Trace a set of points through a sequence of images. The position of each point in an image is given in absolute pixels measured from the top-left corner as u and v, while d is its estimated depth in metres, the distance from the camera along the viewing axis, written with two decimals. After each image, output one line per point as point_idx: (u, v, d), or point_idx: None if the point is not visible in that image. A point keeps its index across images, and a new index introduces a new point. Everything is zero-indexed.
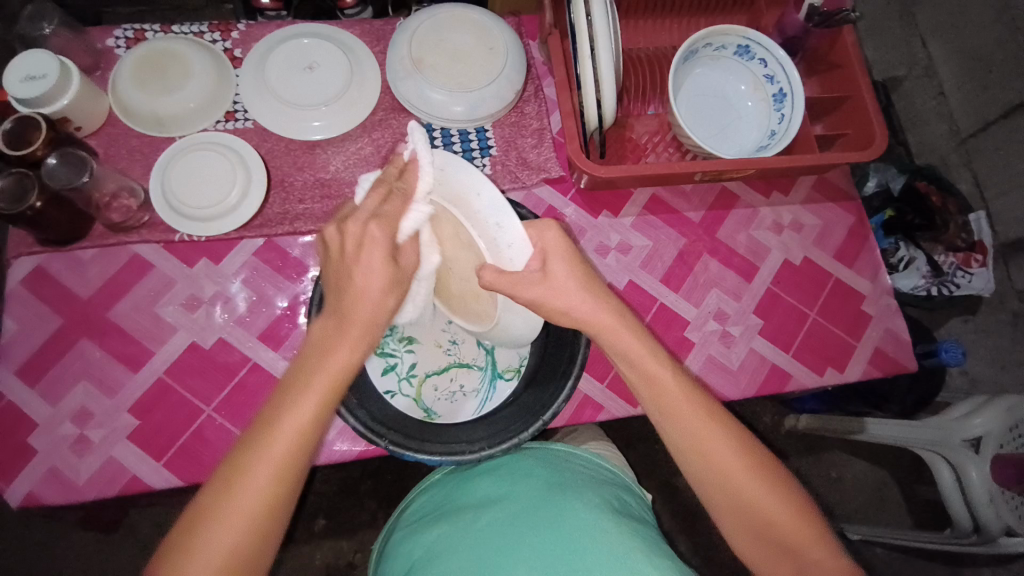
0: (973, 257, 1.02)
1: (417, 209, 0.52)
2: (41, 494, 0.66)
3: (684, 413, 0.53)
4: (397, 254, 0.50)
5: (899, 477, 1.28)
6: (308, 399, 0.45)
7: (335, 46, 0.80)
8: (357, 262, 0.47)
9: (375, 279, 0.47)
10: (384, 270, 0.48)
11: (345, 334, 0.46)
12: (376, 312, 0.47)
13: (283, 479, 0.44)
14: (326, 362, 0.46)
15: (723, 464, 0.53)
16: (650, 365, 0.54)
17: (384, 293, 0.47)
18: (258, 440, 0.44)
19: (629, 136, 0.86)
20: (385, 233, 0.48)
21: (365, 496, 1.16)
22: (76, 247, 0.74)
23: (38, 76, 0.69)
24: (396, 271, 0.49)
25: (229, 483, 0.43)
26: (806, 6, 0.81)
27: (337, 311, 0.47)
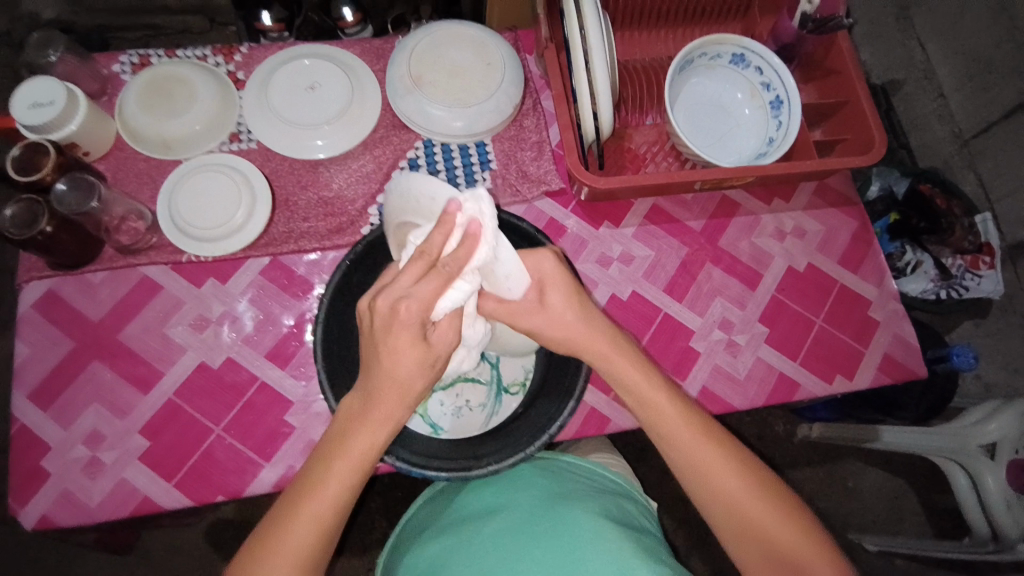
0: (981, 259, 1.01)
1: (458, 288, 0.49)
2: (53, 519, 0.67)
3: (676, 429, 0.55)
4: (428, 332, 0.49)
5: (914, 484, 1.26)
6: (335, 483, 0.49)
7: (336, 66, 0.81)
8: (394, 345, 0.47)
9: (407, 367, 0.48)
10: (416, 352, 0.48)
11: (374, 417, 0.49)
12: (408, 391, 0.49)
13: (319, 540, 0.49)
14: (351, 448, 0.49)
15: (718, 477, 0.54)
16: (643, 387, 0.56)
17: (416, 381, 0.49)
18: (287, 518, 0.49)
19: (628, 146, 0.86)
20: (419, 312, 0.47)
21: (374, 514, 1.15)
22: (87, 271, 0.75)
23: (45, 103, 0.70)
24: (427, 350, 0.49)
25: (268, 544, 0.48)
26: (798, 14, 0.81)
27: (364, 394, 0.50)
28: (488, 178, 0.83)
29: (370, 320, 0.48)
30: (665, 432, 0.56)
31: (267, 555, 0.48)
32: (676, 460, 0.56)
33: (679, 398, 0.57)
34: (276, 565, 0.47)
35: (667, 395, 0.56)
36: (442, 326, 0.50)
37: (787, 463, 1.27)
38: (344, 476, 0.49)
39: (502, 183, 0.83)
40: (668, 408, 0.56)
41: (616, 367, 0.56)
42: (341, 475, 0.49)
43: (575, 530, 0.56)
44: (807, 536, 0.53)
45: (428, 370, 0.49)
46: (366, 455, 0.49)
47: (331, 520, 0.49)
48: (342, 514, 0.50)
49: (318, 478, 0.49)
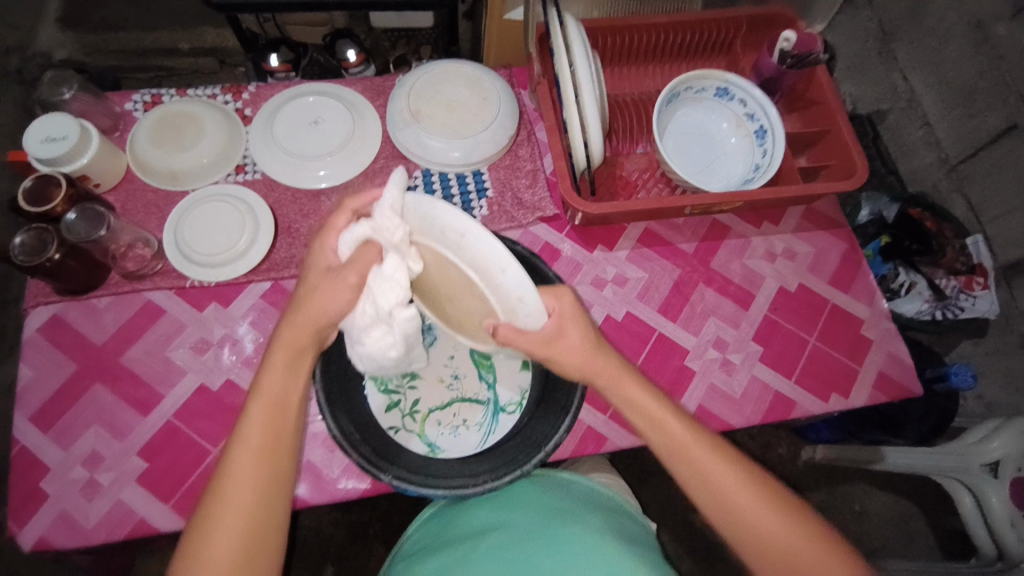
0: (975, 279, 1.01)
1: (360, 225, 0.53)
2: (50, 540, 0.67)
3: (687, 447, 0.57)
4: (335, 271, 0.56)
5: (923, 508, 1.24)
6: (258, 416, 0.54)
7: (339, 102, 0.85)
8: (303, 286, 0.57)
9: (303, 298, 0.56)
10: (319, 284, 0.56)
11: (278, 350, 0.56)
12: (314, 318, 0.56)
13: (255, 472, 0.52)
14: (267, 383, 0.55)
15: (729, 493, 0.56)
16: (653, 411, 0.58)
17: (318, 308, 0.55)
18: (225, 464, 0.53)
19: (620, 173, 0.89)
20: (329, 248, 0.58)
21: (371, 544, 1.13)
22: (93, 296, 0.77)
23: (58, 137, 0.74)
24: (328, 279, 0.55)
25: (213, 503, 0.52)
26: (777, 52, 0.85)
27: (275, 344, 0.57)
28: (484, 206, 0.86)
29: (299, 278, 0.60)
30: (677, 450, 0.57)
31: (218, 505, 0.51)
32: (686, 479, 0.57)
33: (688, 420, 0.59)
34: (223, 518, 0.51)
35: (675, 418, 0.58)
36: (347, 266, 0.54)
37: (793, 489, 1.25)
38: (264, 406, 0.54)
39: (498, 210, 0.86)
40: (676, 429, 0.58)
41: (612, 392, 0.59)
42: (261, 406, 0.54)
43: (564, 543, 0.57)
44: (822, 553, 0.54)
45: (330, 294, 0.55)
46: (277, 383, 0.55)
47: (266, 459, 0.53)
48: (274, 453, 0.54)
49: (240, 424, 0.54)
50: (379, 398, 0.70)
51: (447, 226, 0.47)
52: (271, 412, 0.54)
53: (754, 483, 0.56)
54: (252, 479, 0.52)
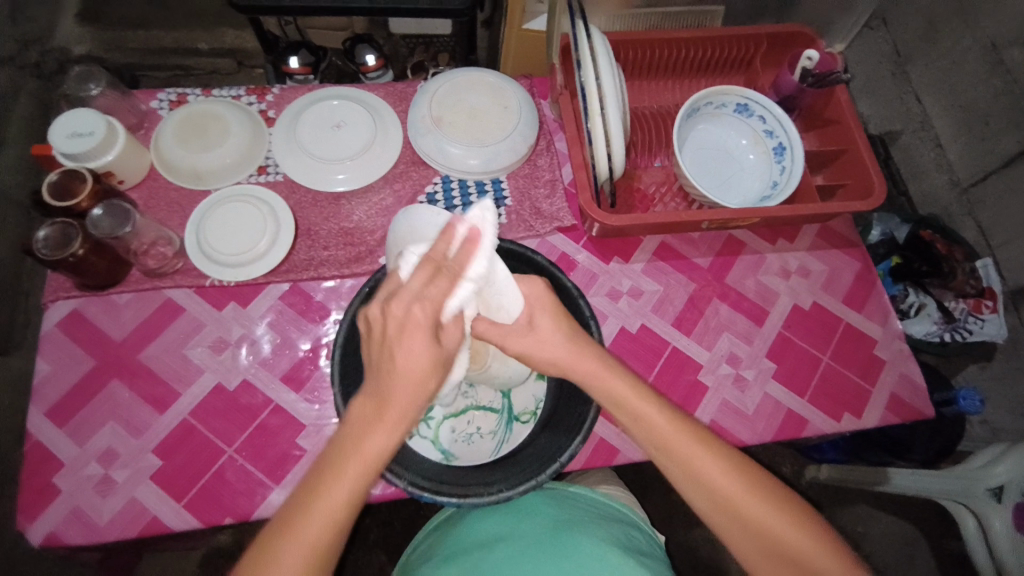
0: (984, 303, 1.02)
1: (463, 289, 0.54)
2: (60, 536, 0.67)
3: (713, 481, 0.54)
4: (440, 333, 0.51)
5: (927, 533, 1.23)
6: (344, 489, 0.47)
7: (361, 107, 0.86)
8: (402, 346, 0.49)
9: (417, 371, 0.49)
10: (426, 352, 0.49)
11: (387, 422, 0.48)
12: (417, 394, 0.49)
13: (323, 543, 0.46)
14: (358, 453, 0.47)
15: (758, 520, 0.53)
16: (666, 435, 0.55)
17: (424, 380, 0.49)
18: (293, 524, 0.46)
19: (638, 186, 0.90)
20: (429, 315, 0.50)
21: (372, 549, 1.13)
22: (112, 292, 0.78)
23: (84, 133, 0.74)
24: (437, 348, 0.50)
25: (260, 571, 0.45)
26: (799, 69, 0.86)
27: (380, 398, 0.48)
28: (504, 214, 0.86)
29: (377, 328, 0.50)
30: (702, 484, 0.54)
31: (268, 564, 0.45)
32: (713, 515, 0.54)
33: (702, 440, 0.55)
34: None
35: (686, 439, 0.55)
36: (451, 325, 0.53)
37: None
38: (356, 482, 0.47)
39: (516, 219, 0.86)
40: (688, 450, 0.54)
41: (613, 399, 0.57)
42: (351, 476, 0.47)
43: (577, 551, 0.57)
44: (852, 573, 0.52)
45: (439, 371, 0.50)
46: (371, 463, 0.47)
47: (325, 554, 0.47)
48: (337, 545, 0.48)
49: (306, 503, 0.47)
50: None
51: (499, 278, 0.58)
52: (344, 508, 0.47)
53: (779, 502, 0.54)
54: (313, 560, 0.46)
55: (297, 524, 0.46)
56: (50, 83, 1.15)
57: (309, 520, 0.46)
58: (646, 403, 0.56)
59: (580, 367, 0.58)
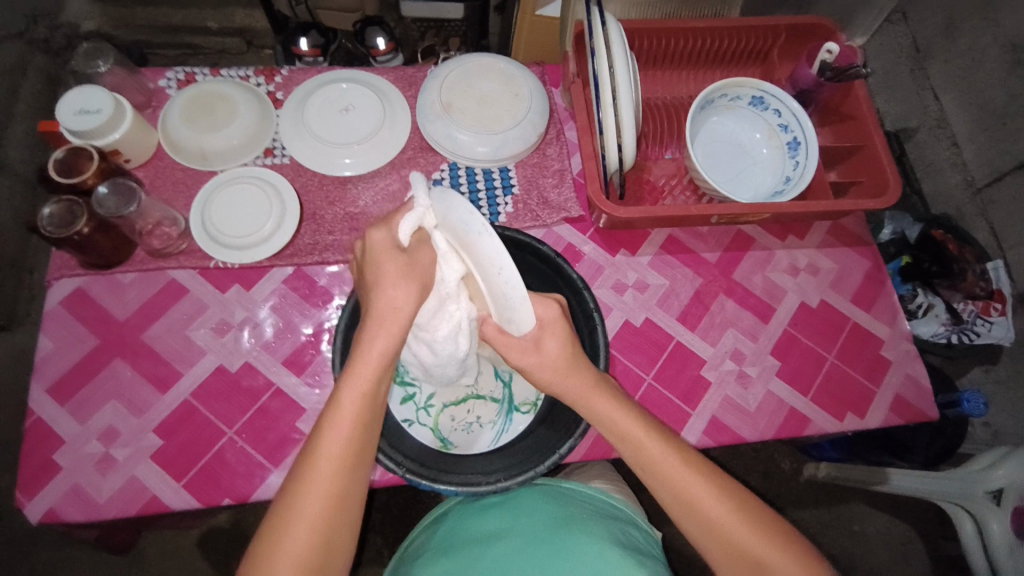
0: (992, 305, 1.00)
1: (414, 211, 0.55)
2: (59, 512, 0.67)
3: (692, 493, 0.54)
4: (404, 250, 0.55)
5: (923, 533, 1.23)
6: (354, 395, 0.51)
7: (370, 91, 0.85)
8: (374, 264, 0.55)
9: (391, 278, 0.54)
10: (398, 265, 0.54)
11: (377, 327, 0.53)
12: (399, 301, 0.54)
13: (342, 447, 0.50)
14: (362, 363, 0.52)
15: (740, 540, 0.53)
16: (656, 456, 0.56)
17: (397, 287, 0.54)
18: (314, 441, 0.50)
19: (647, 178, 0.89)
20: (388, 237, 0.56)
21: (371, 531, 1.14)
22: (117, 271, 0.78)
23: (92, 110, 0.74)
24: (404, 261, 0.54)
25: (291, 481, 0.50)
26: (817, 62, 0.85)
27: (368, 313, 0.54)
28: (510, 203, 0.86)
29: (359, 260, 0.58)
30: (689, 506, 0.55)
31: (296, 476, 0.49)
32: (700, 537, 0.55)
33: (691, 462, 0.56)
34: (302, 494, 0.49)
35: (675, 460, 0.55)
36: (414, 244, 0.56)
37: (793, 502, 1.25)
38: (360, 385, 0.52)
39: (523, 208, 0.85)
40: (676, 470, 0.55)
41: (604, 414, 0.57)
42: (355, 380, 0.52)
43: (577, 551, 0.57)
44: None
45: (407, 277, 0.54)
46: (373, 363, 0.52)
47: (348, 467, 0.50)
48: (359, 451, 0.51)
49: (319, 424, 0.51)
50: (394, 390, 0.71)
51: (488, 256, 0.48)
52: (354, 420, 0.51)
53: (756, 519, 0.54)
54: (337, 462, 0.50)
55: (316, 437, 0.50)
56: (59, 58, 1.14)
57: (324, 438, 0.50)
58: (636, 423, 0.57)
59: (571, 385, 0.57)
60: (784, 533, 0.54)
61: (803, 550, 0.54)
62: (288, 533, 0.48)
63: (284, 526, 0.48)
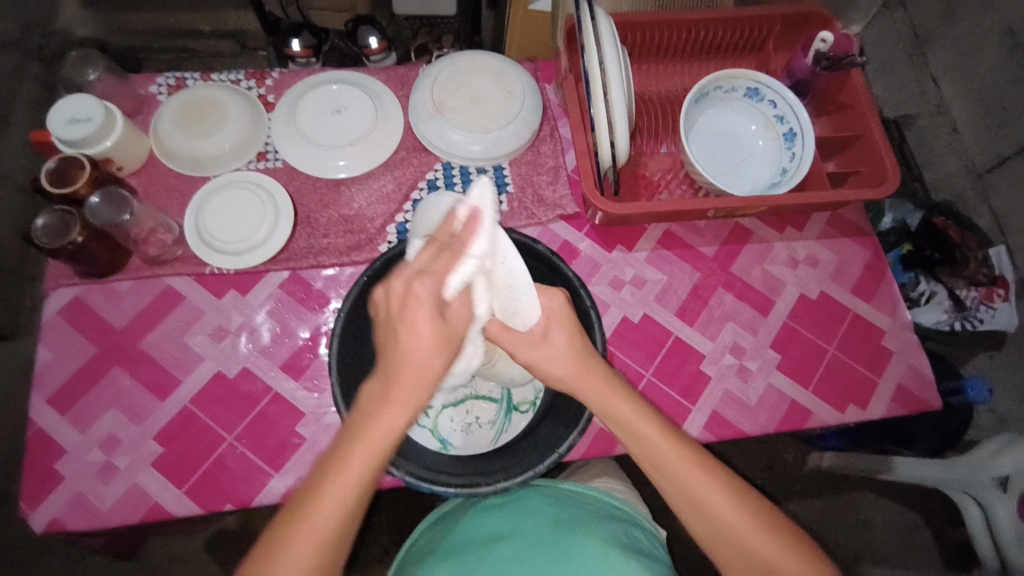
0: (995, 291, 0.99)
1: (468, 262, 0.53)
2: (63, 522, 0.68)
3: (699, 492, 0.54)
4: (445, 309, 0.52)
5: (931, 523, 1.23)
6: (358, 470, 0.47)
7: (361, 92, 0.85)
8: (410, 328, 0.49)
9: (422, 351, 0.49)
10: (432, 328, 0.50)
11: (394, 400, 0.49)
12: (421, 377, 0.49)
13: (336, 522, 0.47)
14: (368, 433, 0.48)
15: (745, 541, 0.53)
16: (667, 457, 0.55)
17: (430, 357, 0.50)
18: (306, 512, 0.46)
19: (642, 173, 0.88)
20: (432, 289, 0.51)
21: (377, 531, 1.15)
22: (113, 279, 0.78)
23: (82, 119, 0.74)
24: (442, 326, 0.51)
25: (273, 547, 0.46)
26: (812, 52, 0.83)
27: (387, 376, 0.49)
28: (505, 201, 0.85)
29: (383, 307, 0.51)
30: (699, 508, 0.54)
31: (281, 545, 0.46)
32: (708, 538, 0.54)
33: (703, 464, 0.55)
34: (284, 567, 0.45)
35: (686, 460, 0.54)
36: (457, 302, 0.53)
37: (798, 493, 1.24)
38: (366, 462, 0.47)
39: (518, 206, 0.85)
40: (686, 471, 0.54)
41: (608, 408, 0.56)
42: (363, 457, 0.47)
43: (575, 552, 0.57)
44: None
45: (443, 348, 0.51)
46: (383, 440, 0.48)
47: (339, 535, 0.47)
48: (350, 524, 0.48)
49: (322, 482, 0.47)
50: None
51: (505, 258, 0.57)
52: (357, 487, 0.47)
53: (763, 521, 0.53)
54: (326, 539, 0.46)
55: (310, 509, 0.46)
56: (55, 66, 1.14)
57: (321, 504, 0.46)
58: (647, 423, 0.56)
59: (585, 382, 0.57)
60: (795, 536, 0.53)
61: (814, 552, 0.53)
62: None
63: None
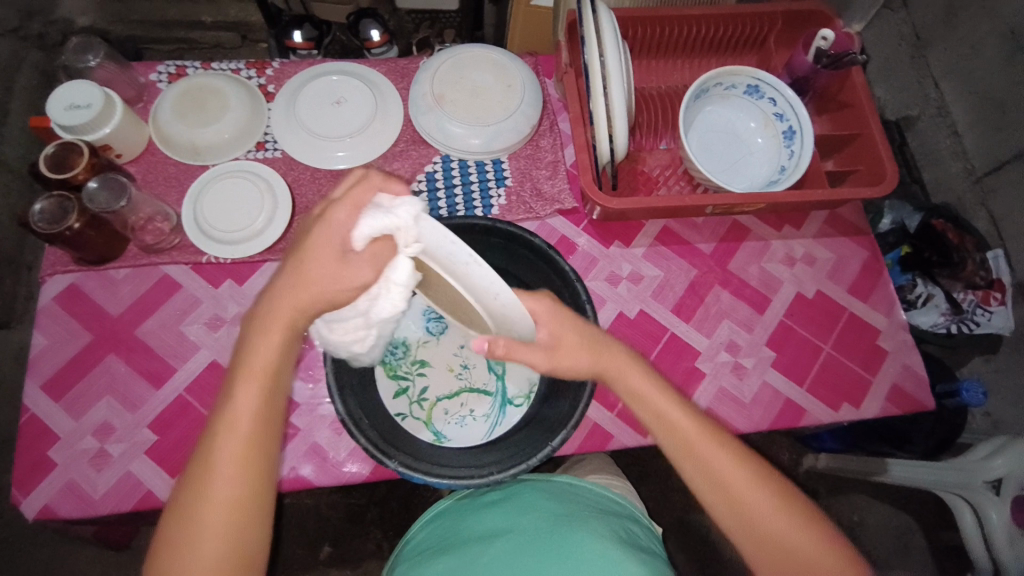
0: (992, 295, 0.99)
1: (382, 220, 0.48)
2: (56, 508, 0.68)
3: (714, 462, 0.55)
4: (346, 257, 0.49)
5: (925, 526, 1.22)
6: (250, 395, 0.50)
7: (361, 82, 0.85)
8: (308, 258, 0.49)
9: (312, 278, 0.49)
10: (326, 263, 0.49)
11: (268, 326, 0.50)
12: (314, 303, 0.50)
13: (245, 445, 0.49)
14: (254, 360, 0.50)
15: (754, 508, 0.54)
16: (689, 433, 0.56)
17: (311, 290, 0.49)
18: (213, 445, 0.49)
19: (641, 169, 0.88)
20: (342, 224, 0.49)
21: (370, 524, 1.15)
22: (110, 267, 0.78)
23: (82, 106, 0.73)
24: (340, 269, 0.49)
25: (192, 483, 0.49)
26: (813, 50, 0.83)
27: (260, 311, 0.51)
28: (503, 195, 0.85)
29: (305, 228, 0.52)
30: (716, 485, 0.55)
31: (198, 480, 0.48)
32: (724, 514, 0.55)
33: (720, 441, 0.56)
34: (205, 497, 0.48)
35: (705, 438, 0.56)
36: (363, 258, 0.49)
37: None
38: (256, 385, 0.50)
39: (516, 200, 0.85)
40: (705, 448, 0.55)
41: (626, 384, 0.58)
42: (251, 381, 0.50)
43: (568, 547, 0.57)
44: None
45: (333, 286, 0.49)
46: (268, 362, 0.50)
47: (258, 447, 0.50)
48: (262, 446, 0.50)
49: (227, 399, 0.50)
50: (387, 384, 0.71)
51: (479, 280, 0.47)
52: (262, 398, 0.50)
53: (775, 491, 0.55)
54: (241, 461, 0.49)
55: (214, 439, 0.49)
56: (53, 55, 1.13)
57: (224, 433, 0.49)
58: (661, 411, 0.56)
59: (605, 362, 0.58)
60: (810, 512, 0.55)
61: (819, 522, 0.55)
62: (210, 509, 0.48)
63: (199, 505, 0.48)
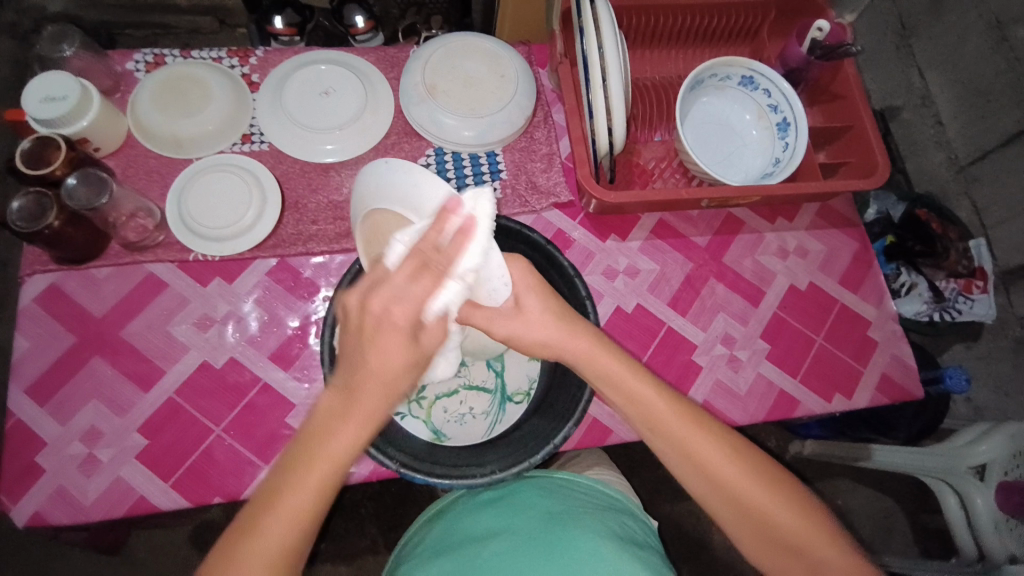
0: (974, 283, 1.01)
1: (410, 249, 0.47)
2: (45, 516, 0.66)
3: (699, 453, 0.53)
4: (422, 328, 0.46)
5: (905, 507, 1.27)
6: (303, 490, 0.44)
7: (350, 72, 0.82)
8: (370, 345, 0.44)
9: (387, 363, 0.44)
10: (404, 352, 0.45)
11: (349, 422, 0.44)
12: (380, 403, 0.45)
13: (292, 534, 0.44)
14: (323, 450, 0.44)
15: (743, 495, 0.52)
16: (667, 422, 0.53)
17: (398, 381, 0.45)
18: (255, 527, 0.43)
19: (637, 162, 0.88)
20: (402, 307, 0.45)
21: (364, 520, 1.15)
22: (91, 266, 0.75)
23: (57, 97, 0.70)
24: (417, 352, 0.46)
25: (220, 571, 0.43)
26: (807, 40, 0.82)
27: (345, 392, 0.45)
28: (499, 187, 0.84)
29: (349, 316, 0.45)
30: (694, 467, 0.53)
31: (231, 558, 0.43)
32: (717, 504, 0.53)
33: (702, 425, 0.54)
34: None
35: (686, 422, 0.53)
36: None
37: None
38: (318, 476, 0.44)
39: (512, 193, 0.84)
40: (686, 432, 0.53)
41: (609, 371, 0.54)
42: (311, 475, 0.44)
43: (569, 551, 0.57)
44: (848, 557, 0.51)
45: (413, 369, 0.46)
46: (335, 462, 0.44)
47: (294, 557, 0.44)
48: (306, 540, 0.45)
49: (273, 500, 0.44)
50: None
51: (488, 268, 0.51)
52: (311, 504, 0.44)
53: (767, 481, 0.53)
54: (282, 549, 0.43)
55: (266, 520, 0.43)
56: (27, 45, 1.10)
57: (273, 516, 0.44)
58: (641, 385, 0.54)
59: (583, 345, 0.55)
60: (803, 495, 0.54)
61: (814, 506, 0.53)
62: None
63: None
